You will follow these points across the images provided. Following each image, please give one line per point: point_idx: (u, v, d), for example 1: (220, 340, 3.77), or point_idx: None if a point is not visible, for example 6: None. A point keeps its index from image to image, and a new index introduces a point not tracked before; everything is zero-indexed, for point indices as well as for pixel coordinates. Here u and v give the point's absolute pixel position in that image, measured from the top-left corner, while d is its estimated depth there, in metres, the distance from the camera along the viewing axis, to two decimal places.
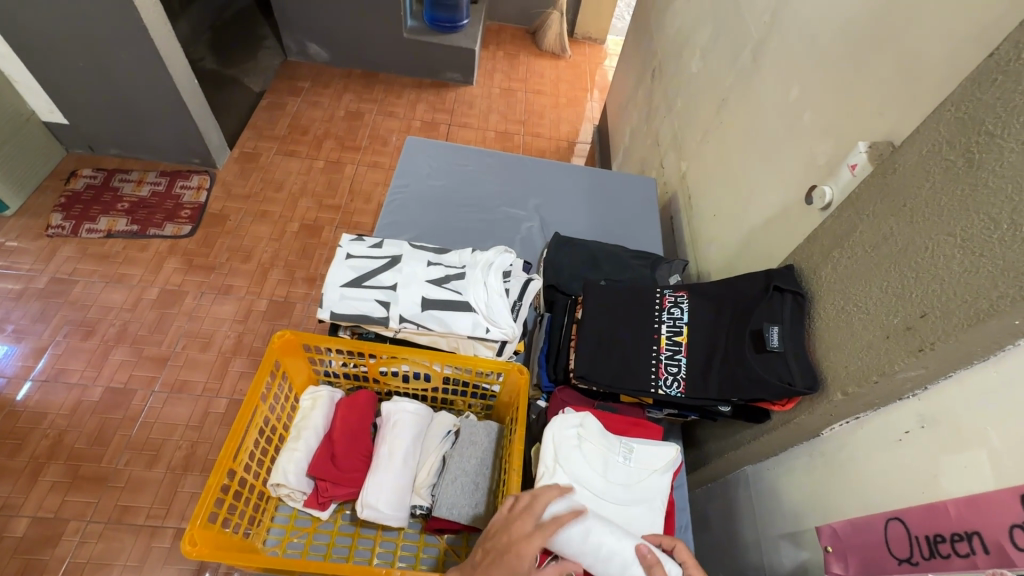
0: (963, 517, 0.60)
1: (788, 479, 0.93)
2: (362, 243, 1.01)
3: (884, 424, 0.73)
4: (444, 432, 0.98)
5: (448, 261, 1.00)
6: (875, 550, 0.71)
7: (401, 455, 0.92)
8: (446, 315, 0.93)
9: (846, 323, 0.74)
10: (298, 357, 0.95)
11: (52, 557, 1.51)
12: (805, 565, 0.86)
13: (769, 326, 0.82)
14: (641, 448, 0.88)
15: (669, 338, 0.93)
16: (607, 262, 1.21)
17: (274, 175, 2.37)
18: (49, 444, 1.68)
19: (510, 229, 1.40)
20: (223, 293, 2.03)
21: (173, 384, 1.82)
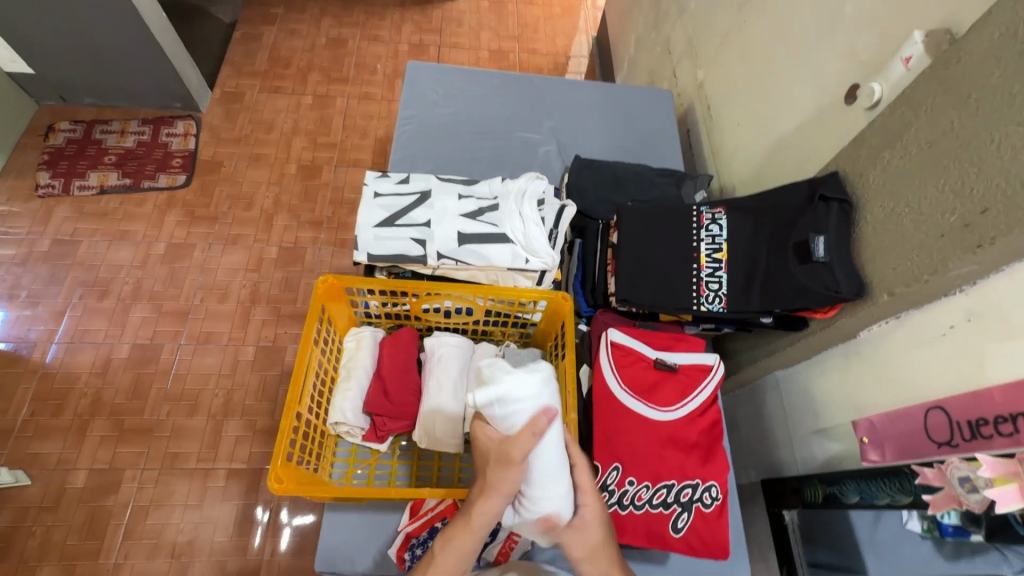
0: (1009, 401, 0.63)
1: (820, 379, 0.97)
2: (388, 181, 0.98)
3: (929, 320, 0.75)
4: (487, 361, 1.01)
5: (479, 193, 0.97)
6: (913, 437, 0.76)
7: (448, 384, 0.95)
8: (484, 249, 0.92)
9: (896, 226, 0.74)
10: (340, 300, 0.95)
11: (116, 502, 1.61)
12: (837, 456, 0.93)
13: (815, 236, 0.82)
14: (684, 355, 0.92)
15: (709, 255, 0.93)
16: (632, 182, 1.19)
17: (262, 115, 2.25)
18: (89, 402, 1.73)
19: (527, 154, 1.36)
20: (232, 243, 2.00)
21: (199, 335, 1.84)
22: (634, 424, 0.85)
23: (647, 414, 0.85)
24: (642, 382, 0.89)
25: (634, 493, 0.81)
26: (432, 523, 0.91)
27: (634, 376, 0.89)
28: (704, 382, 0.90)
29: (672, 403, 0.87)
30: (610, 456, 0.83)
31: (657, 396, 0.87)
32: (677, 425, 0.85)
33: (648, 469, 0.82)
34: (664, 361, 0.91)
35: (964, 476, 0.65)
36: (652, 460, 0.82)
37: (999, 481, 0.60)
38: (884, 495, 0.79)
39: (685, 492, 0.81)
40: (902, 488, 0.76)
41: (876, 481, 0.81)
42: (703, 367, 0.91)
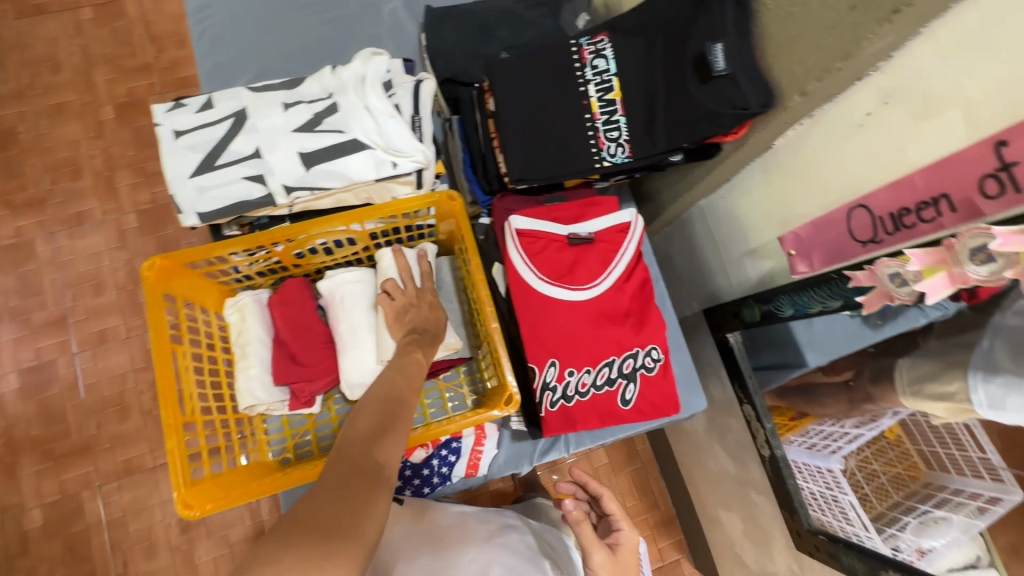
0: (930, 184, 0.59)
1: (743, 202, 0.92)
2: (188, 112, 0.75)
3: (844, 112, 0.67)
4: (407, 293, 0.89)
5: (309, 95, 0.77)
6: (839, 241, 0.72)
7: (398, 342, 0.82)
8: (338, 166, 0.74)
9: (800, 6, 0.61)
10: (193, 277, 0.79)
11: (88, 524, 1.54)
12: (769, 273, 0.91)
13: (712, 44, 0.68)
14: (598, 221, 0.83)
15: (600, 98, 0.78)
16: (501, 25, 0.98)
17: (35, 51, 1.73)
18: (4, 443, 1.55)
19: (371, 20, 1.09)
20: (77, 224, 1.66)
21: (91, 338, 1.62)
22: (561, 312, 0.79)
23: (572, 298, 0.79)
24: (560, 265, 0.80)
25: (578, 381, 0.78)
26: None
27: (552, 261, 0.80)
28: (625, 244, 0.83)
29: (596, 277, 0.81)
30: (545, 353, 0.78)
31: (580, 275, 0.80)
32: (606, 298, 0.80)
33: (586, 354, 0.78)
34: (579, 235, 0.82)
35: (894, 272, 0.62)
36: (588, 342, 0.78)
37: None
38: (816, 303, 0.79)
39: (626, 363, 0.79)
40: (832, 294, 0.75)
41: (807, 291, 0.80)
42: (621, 227, 0.83)
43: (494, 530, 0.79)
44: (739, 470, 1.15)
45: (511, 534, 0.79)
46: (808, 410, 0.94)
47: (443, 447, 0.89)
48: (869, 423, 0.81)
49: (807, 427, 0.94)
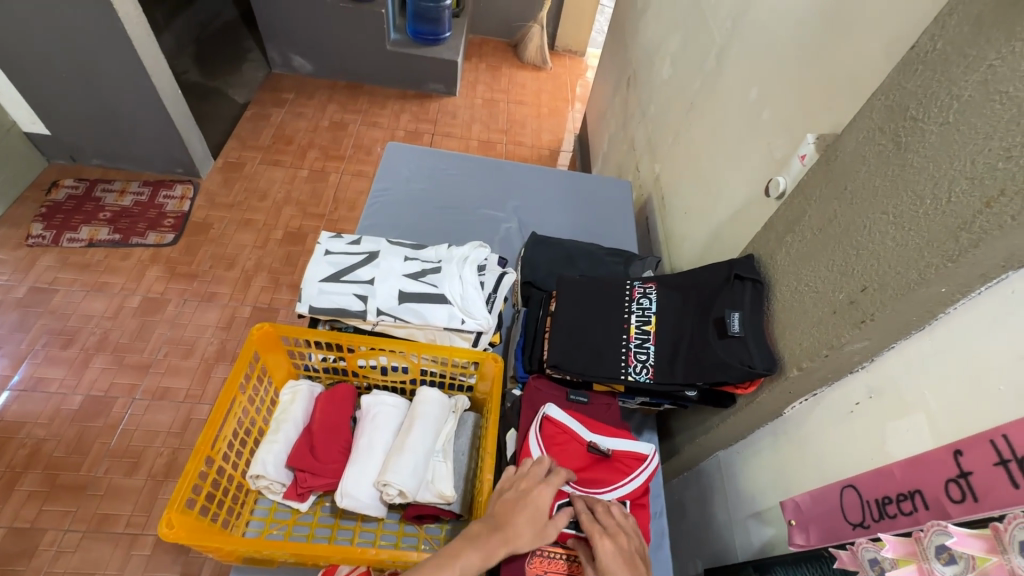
0: (906, 478, 0.64)
1: (754, 460, 0.97)
2: (340, 240, 1.04)
3: (839, 396, 0.77)
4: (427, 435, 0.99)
5: (425, 256, 1.02)
6: (833, 519, 0.74)
7: (397, 472, 0.88)
8: (422, 308, 0.95)
9: (799, 303, 0.78)
10: (277, 352, 0.97)
11: (28, 568, 1.49)
12: (770, 541, 0.90)
13: (731, 312, 0.85)
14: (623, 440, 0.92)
15: (638, 327, 0.96)
16: (582, 259, 1.27)
17: (258, 185, 2.39)
18: (27, 454, 1.66)
19: (489, 230, 1.44)
20: (206, 300, 2.03)
21: (154, 391, 1.81)
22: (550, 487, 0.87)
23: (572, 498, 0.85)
24: (572, 461, 0.88)
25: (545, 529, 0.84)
26: None
27: (564, 452, 0.89)
28: (638, 470, 0.91)
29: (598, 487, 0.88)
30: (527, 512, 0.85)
31: (584, 480, 0.87)
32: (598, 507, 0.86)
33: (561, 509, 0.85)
34: (598, 446, 0.90)
35: (872, 557, 0.63)
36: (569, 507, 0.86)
37: (980, 559, 0.51)
38: None
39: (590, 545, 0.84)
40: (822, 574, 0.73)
41: (799, 567, 0.79)
42: (637, 455, 0.91)
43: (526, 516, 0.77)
44: None
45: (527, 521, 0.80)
46: None
47: None
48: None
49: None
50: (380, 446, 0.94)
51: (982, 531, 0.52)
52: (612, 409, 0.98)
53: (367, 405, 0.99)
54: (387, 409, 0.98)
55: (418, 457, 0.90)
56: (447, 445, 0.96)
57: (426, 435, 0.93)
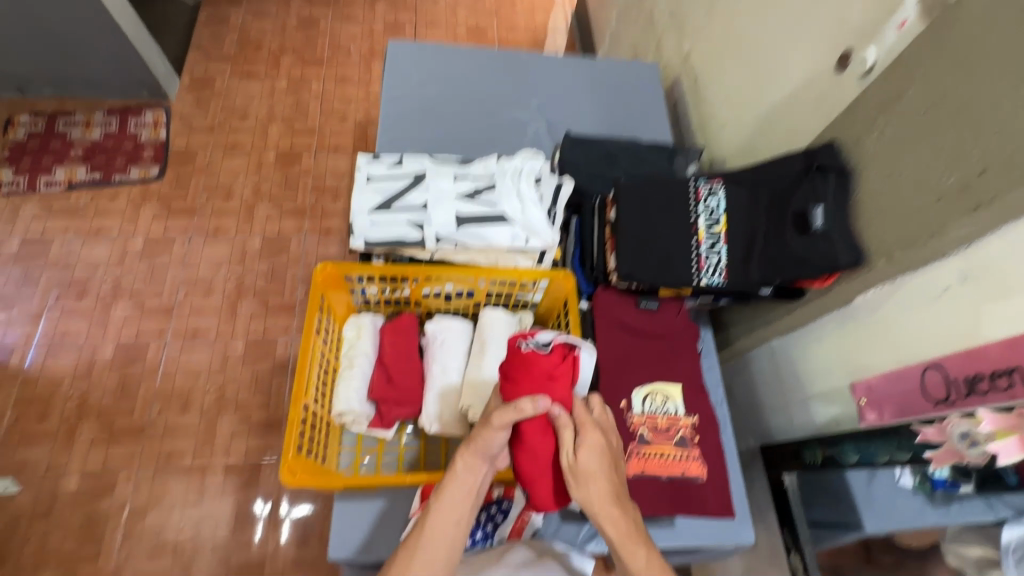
0: (1003, 357, 0.66)
1: (816, 346, 1.00)
2: (380, 163, 0.95)
3: (925, 281, 0.77)
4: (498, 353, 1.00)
5: (474, 173, 0.95)
6: (911, 396, 0.78)
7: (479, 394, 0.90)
8: (483, 230, 0.90)
9: (892, 190, 0.75)
10: (338, 289, 0.92)
11: (112, 505, 1.58)
12: (836, 418, 0.96)
13: (814, 206, 0.82)
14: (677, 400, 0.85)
15: (707, 229, 0.93)
16: (625, 158, 1.20)
17: (234, 102, 2.16)
18: (75, 405, 1.68)
19: (516, 133, 1.34)
20: (213, 235, 1.94)
21: (185, 332, 1.80)
22: (629, 388, 0.88)
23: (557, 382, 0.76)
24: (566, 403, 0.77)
25: (631, 423, 0.85)
26: None
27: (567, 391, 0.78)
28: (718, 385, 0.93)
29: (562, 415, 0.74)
30: (614, 405, 0.87)
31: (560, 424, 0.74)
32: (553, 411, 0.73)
33: (643, 401, 0.87)
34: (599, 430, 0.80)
35: (964, 431, 0.67)
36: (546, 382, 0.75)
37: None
38: (883, 453, 0.82)
39: (680, 436, 0.86)
40: (902, 446, 0.78)
41: (875, 441, 0.83)
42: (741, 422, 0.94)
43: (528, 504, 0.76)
44: None
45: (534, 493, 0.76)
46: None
47: (495, 504, 0.93)
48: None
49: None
50: (454, 371, 0.95)
51: None
52: (682, 313, 0.98)
53: (433, 331, 0.98)
54: (455, 332, 0.98)
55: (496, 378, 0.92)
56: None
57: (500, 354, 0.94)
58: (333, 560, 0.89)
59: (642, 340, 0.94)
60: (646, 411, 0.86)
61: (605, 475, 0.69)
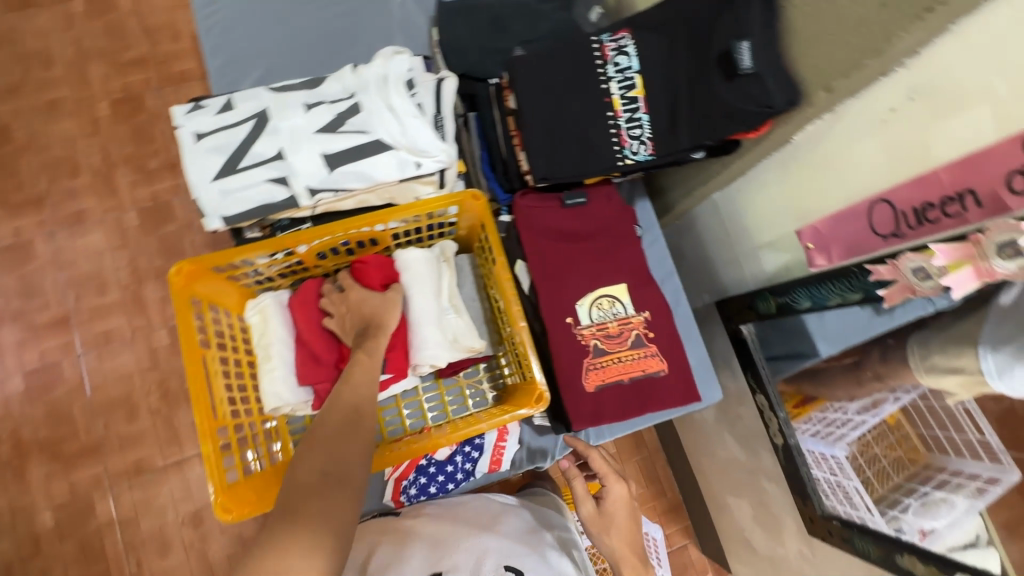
0: (955, 178, 0.60)
1: (758, 194, 0.93)
2: (206, 112, 0.73)
3: (867, 106, 0.68)
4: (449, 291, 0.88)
5: (330, 95, 0.75)
6: (861, 237, 0.73)
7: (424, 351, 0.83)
8: (361, 167, 0.73)
9: (830, 3, 0.61)
10: (213, 280, 0.76)
11: (99, 524, 1.48)
12: (787, 264, 0.92)
13: (739, 43, 0.68)
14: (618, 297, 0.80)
15: (623, 96, 0.78)
16: (515, 19, 0.99)
17: (25, 46, 1.68)
18: (9, 447, 1.50)
19: (379, 14, 1.07)
20: (77, 222, 1.61)
21: (96, 338, 1.56)
22: (574, 300, 0.81)
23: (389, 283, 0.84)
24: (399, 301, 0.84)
25: (582, 338, 0.80)
26: (418, 462, 0.90)
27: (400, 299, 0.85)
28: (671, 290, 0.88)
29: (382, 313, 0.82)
30: (560, 322, 0.80)
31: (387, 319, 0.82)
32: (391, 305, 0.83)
33: (590, 312, 0.81)
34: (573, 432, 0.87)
35: (917, 267, 0.63)
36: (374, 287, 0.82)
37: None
38: (834, 295, 0.80)
39: (634, 337, 0.81)
40: (853, 287, 0.76)
41: (824, 284, 0.81)
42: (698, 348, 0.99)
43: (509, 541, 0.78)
44: (750, 458, 1.19)
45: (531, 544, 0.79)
46: (819, 394, 0.99)
47: (467, 444, 0.91)
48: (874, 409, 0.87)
49: (813, 413, 1.00)
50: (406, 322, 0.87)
51: None
52: (613, 200, 0.88)
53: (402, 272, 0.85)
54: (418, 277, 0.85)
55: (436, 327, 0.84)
56: (454, 300, 0.87)
57: (428, 301, 0.84)
58: None
59: (577, 243, 0.84)
60: (596, 322, 0.80)
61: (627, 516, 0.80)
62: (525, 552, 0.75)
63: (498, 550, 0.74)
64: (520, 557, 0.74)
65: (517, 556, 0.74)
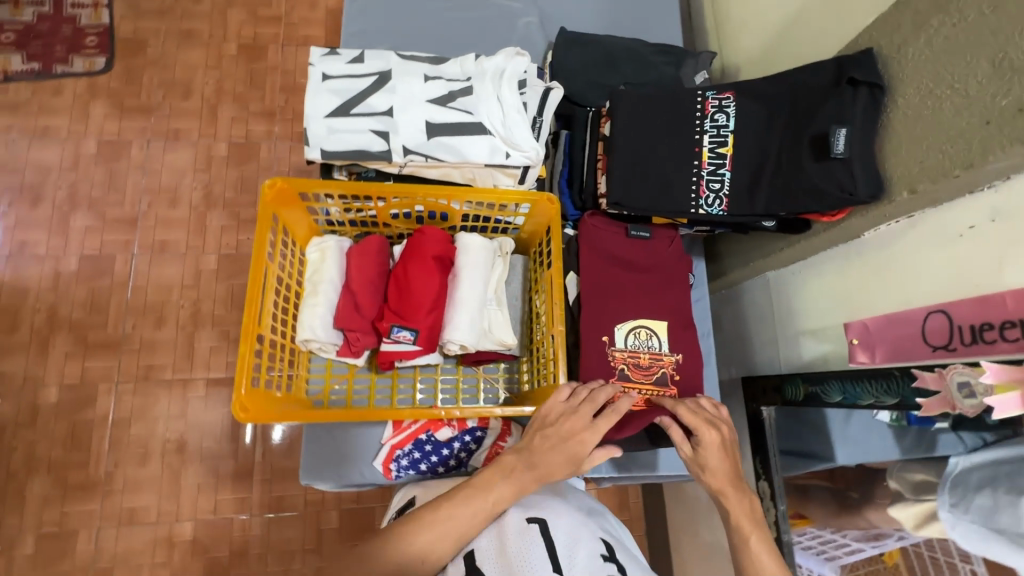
0: (1021, 305, 0.60)
1: (815, 281, 0.94)
2: (337, 58, 0.81)
3: (948, 217, 0.70)
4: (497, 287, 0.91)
5: (449, 73, 0.81)
6: (908, 340, 0.74)
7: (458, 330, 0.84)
8: (457, 142, 0.79)
9: (933, 111, 0.64)
10: (296, 207, 0.83)
11: (96, 415, 1.52)
12: (825, 356, 0.92)
13: (836, 128, 0.71)
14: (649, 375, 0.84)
15: (712, 150, 0.82)
16: (627, 62, 1.06)
17: None
18: (46, 316, 1.59)
19: (504, 28, 1.17)
20: (173, 139, 1.74)
21: (153, 245, 1.66)
22: (613, 322, 0.83)
23: (442, 257, 0.86)
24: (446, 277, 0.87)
25: (613, 360, 0.82)
26: (416, 435, 0.90)
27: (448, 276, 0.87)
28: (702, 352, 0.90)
29: (428, 281, 0.84)
30: (595, 339, 0.83)
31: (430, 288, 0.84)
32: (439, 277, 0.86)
33: (625, 338, 0.84)
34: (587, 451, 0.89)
35: (964, 381, 0.63)
36: (427, 258, 0.85)
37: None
38: (868, 395, 0.79)
39: (660, 374, 0.83)
40: (891, 390, 0.74)
41: (861, 383, 0.80)
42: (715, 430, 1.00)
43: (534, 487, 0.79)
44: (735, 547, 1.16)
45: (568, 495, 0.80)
46: (804, 512, 1.00)
47: (467, 433, 0.91)
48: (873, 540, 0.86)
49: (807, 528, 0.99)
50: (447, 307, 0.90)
51: None
52: (674, 244, 0.90)
53: (459, 255, 0.88)
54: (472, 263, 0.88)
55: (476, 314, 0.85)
56: (499, 292, 0.90)
57: (476, 287, 0.86)
58: (308, 483, 0.90)
59: (632, 272, 0.87)
60: (629, 348, 0.82)
61: (725, 466, 0.72)
62: (542, 506, 0.70)
63: (512, 505, 0.73)
64: (534, 505, 0.72)
65: (535, 504, 0.73)
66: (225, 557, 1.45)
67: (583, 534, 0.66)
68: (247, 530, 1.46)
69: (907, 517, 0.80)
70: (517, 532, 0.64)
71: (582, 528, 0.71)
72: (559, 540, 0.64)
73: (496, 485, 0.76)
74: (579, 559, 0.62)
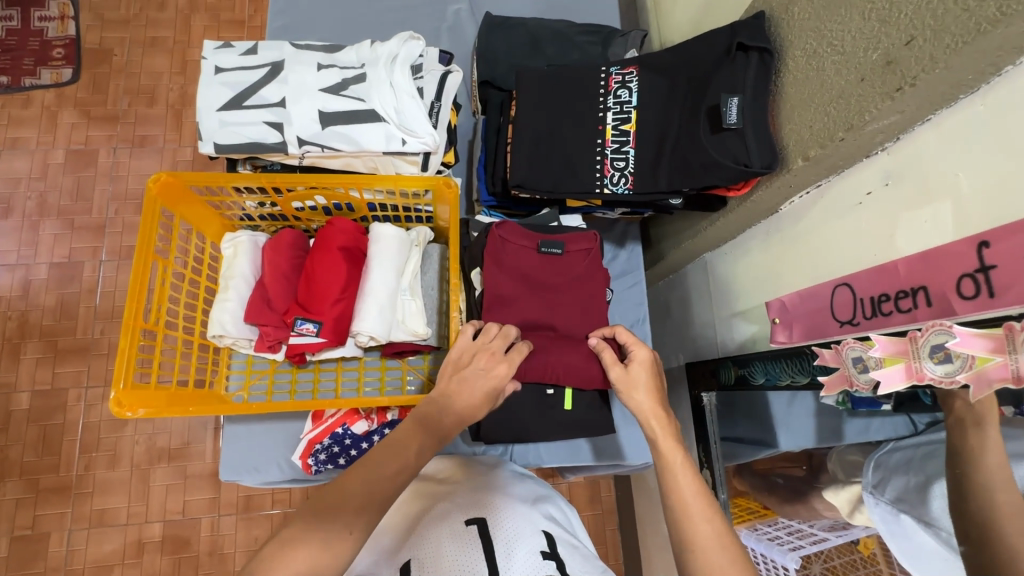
0: (912, 274, 0.56)
1: (743, 260, 0.91)
2: (231, 51, 0.81)
3: (847, 187, 0.66)
4: (412, 276, 0.89)
5: (343, 61, 0.81)
6: (819, 316, 0.69)
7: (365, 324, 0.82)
8: (351, 130, 0.78)
9: (816, 73, 0.63)
10: (192, 202, 0.82)
11: (67, 420, 1.43)
12: (754, 338, 0.88)
13: (728, 98, 0.69)
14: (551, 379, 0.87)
15: (615, 128, 0.79)
16: (550, 43, 1.03)
17: None
18: (16, 325, 1.48)
19: (434, 15, 1.15)
20: (139, 145, 1.60)
21: (121, 250, 1.54)
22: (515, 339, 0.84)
23: (350, 247, 0.86)
24: (355, 267, 0.86)
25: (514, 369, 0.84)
26: (334, 429, 0.89)
27: (357, 265, 0.87)
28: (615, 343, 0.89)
29: (334, 272, 0.84)
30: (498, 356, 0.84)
31: (333, 278, 0.84)
32: (347, 266, 0.85)
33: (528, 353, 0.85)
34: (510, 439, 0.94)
35: (857, 356, 0.59)
36: (334, 249, 0.85)
37: (980, 359, 0.46)
38: (786, 375, 0.76)
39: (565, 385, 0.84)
40: (802, 369, 0.71)
41: (780, 362, 0.77)
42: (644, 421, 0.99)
43: (477, 486, 0.80)
44: None
45: (511, 487, 0.82)
46: (770, 505, 0.92)
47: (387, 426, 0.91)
48: (839, 530, 0.76)
49: (756, 524, 0.93)
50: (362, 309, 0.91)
51: (992, 330, 0.45)
52: (591, 256, 0.89)
53: (371, 245, 0.86)
54: (384, 252, 0.86)
55: (386, 304, 0.84)
56: (414, 282, 0.89)
57: (387, 276, 0.84)
58: (232, 481, 0.90)
59: (540, 289, 0.87)
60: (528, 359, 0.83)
61: (649, 389, 0.71)
62: (490, 507, 0.74)
63: (460, 509, 0.73)
64: (479, 508, 0.73)
65: (481, 506, 0.74)
66: (198, 556, 1.38)
67: (523, 530, 0.71)
68: (216, 530, 1.39)
69: (841, 503, 0.74)
70: (457, 537, 0.68)
71: (522, 520, 0.73)
72: (498, 538, 0.68)
73: (452, 491, 0.79)
74: (518, 555, 0.66)
